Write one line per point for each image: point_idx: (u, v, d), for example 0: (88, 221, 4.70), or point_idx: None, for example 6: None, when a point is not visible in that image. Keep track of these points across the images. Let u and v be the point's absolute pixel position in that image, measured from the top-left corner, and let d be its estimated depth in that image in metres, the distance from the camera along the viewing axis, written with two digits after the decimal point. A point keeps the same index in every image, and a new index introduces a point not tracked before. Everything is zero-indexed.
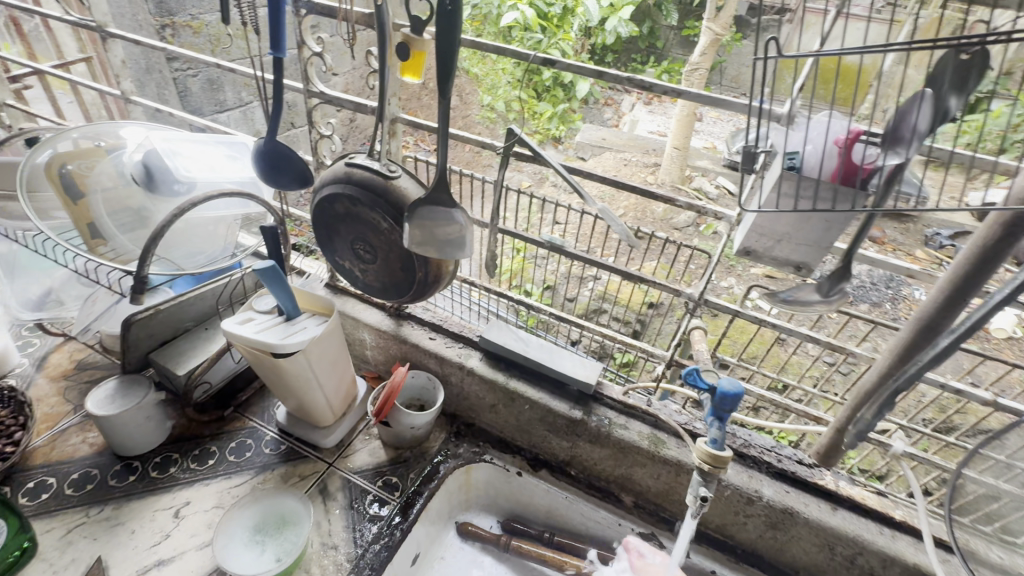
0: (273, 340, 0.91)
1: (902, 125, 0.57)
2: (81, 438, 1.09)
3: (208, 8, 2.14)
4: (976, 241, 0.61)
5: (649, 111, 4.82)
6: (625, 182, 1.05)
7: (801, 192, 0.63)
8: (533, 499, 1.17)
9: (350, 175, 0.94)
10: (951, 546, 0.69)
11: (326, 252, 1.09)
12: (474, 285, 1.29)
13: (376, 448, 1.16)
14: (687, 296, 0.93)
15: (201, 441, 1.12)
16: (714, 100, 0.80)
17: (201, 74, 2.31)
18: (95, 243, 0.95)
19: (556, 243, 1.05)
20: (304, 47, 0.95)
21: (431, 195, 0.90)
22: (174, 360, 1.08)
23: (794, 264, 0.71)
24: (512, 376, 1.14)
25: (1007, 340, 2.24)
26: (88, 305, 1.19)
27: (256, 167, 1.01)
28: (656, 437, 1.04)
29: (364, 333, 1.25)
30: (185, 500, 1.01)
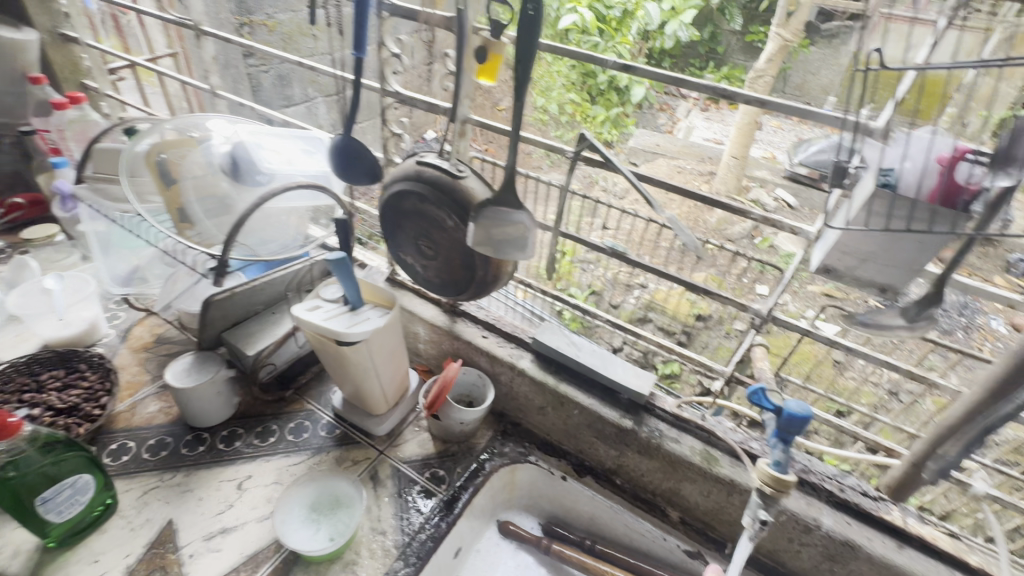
0: (339, 328, 0.95)
1: (1016, 147, 0.54)
2: (158, 407, 1.17)
3: (283, 8, 2.25)
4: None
5: (704, 117, 4.69)
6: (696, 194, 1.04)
7: (894, 211, 0.60)
8: (576, 505, 1.17)
9: (420, 173, 0.97)
10: None
11: (390, 246, 1.13)
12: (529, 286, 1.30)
13: (426, 440, 1.19)
14: (754, 311, 0.86)
15: (264, 419, 1.18)
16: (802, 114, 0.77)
17: (271, 70, 2.47)
18: (183, 226, 1.02)
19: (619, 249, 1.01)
20: (383, 48, 0.99)
21: (497, 196, 0.91)
22: (245, 341, 1.14)
23: (878, 286, 0.68)
24: (562, 380, 1.14)
25: None
26: (170, 284, 1.27)
27: (332, 162, 1.06)
28: (708, 454, 1.02)
29: (419, 327, 1.28)
30: (248, 474, 1.07)
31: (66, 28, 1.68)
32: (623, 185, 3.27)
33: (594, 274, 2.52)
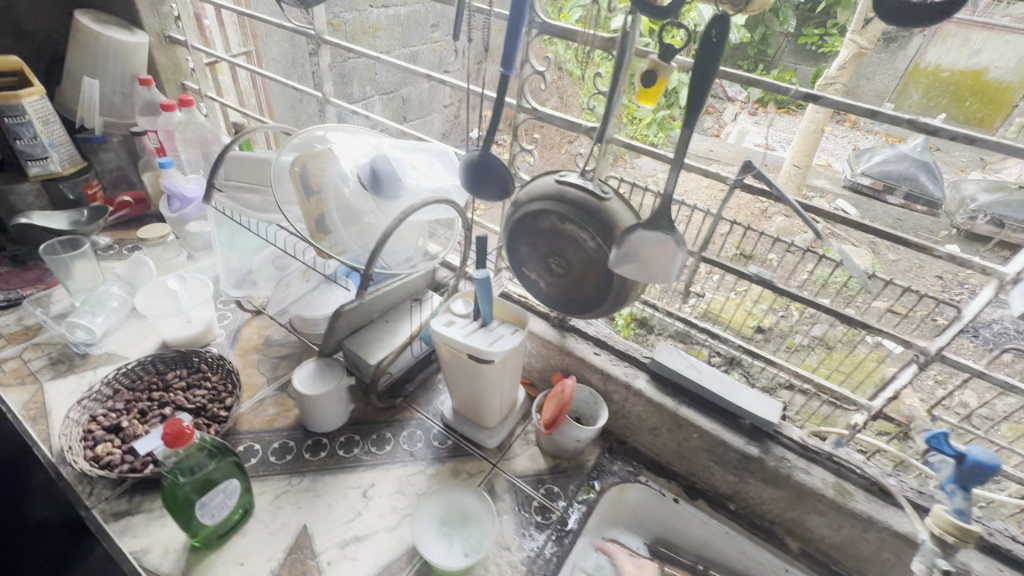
0: (478, 344, 0.96)
1: None
2: (276, 410, 1.20)
3: (349, 7, 2.28)
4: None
5: (755, 122, 4.60)
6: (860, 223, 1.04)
7: None
8: (687, 528, 1.16)
9: (561, 193, 0.97)
10: None
11: (513, 262, 1.13)
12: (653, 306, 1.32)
13: (536, 454, 1.19)
14: (922, 348, 0.84)
15: (378, 426, 1.20)
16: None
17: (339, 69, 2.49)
18: (320, 237, 1.04)
19: (766, 277, 0.98)
20: (528, 66, 0.99)
21: (650, 220, 0.90)
22: (365, 349, 1.16)
23: None
24: (682, 403, 1.12)
25: None
26: (284, 288, 1.30)
27: (465, 177, 1.07)
28: (841, 487, 1.00)
29: (527, 340, 1.29)
30: (370, 482, 1.09)
31: (173, 30, 1.72)
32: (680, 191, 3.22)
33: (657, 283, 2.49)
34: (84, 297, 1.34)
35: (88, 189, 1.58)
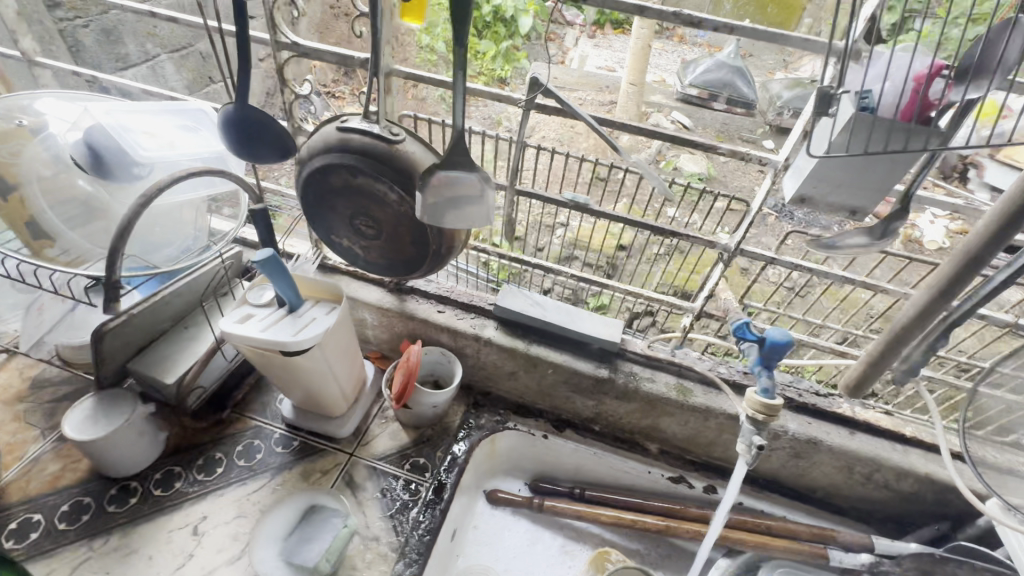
0: (284, 336, 0.82)
1: (988, 57, 0.53)
2: (60, 465, 0.96)
3: None
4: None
5: (593, 45, 4.35)
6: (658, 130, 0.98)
7: (873, 135, 0.60)
8: (560, 458, 1.18)
9: (346, 143, 0.82)
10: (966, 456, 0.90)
11: (319, 230, 0.97)
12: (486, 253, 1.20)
13: (397, 430, 1.11)
14: (724, 246, 0.87)
15: (204, 449, 1.02)
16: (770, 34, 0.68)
17: (94, 22, 1.93)
18: (40, 244, 0.79)
19: (582, 201, 0.93)
20: None
21: (447, 159, 0.79)
22: (160, 368, 0.95)
23: (849, 209, 0.69)
24: (533, 343, 1.10)
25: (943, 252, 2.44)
26: (35, 315, 1.03)
27: (226, 139, 0.87)
28: (683, 387, 1.06)
29: (365, 313, 1.16)
30: (201, 515, 0.93)
31: None
32: (527, 124, 3.15)
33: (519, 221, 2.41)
34: None
35: None
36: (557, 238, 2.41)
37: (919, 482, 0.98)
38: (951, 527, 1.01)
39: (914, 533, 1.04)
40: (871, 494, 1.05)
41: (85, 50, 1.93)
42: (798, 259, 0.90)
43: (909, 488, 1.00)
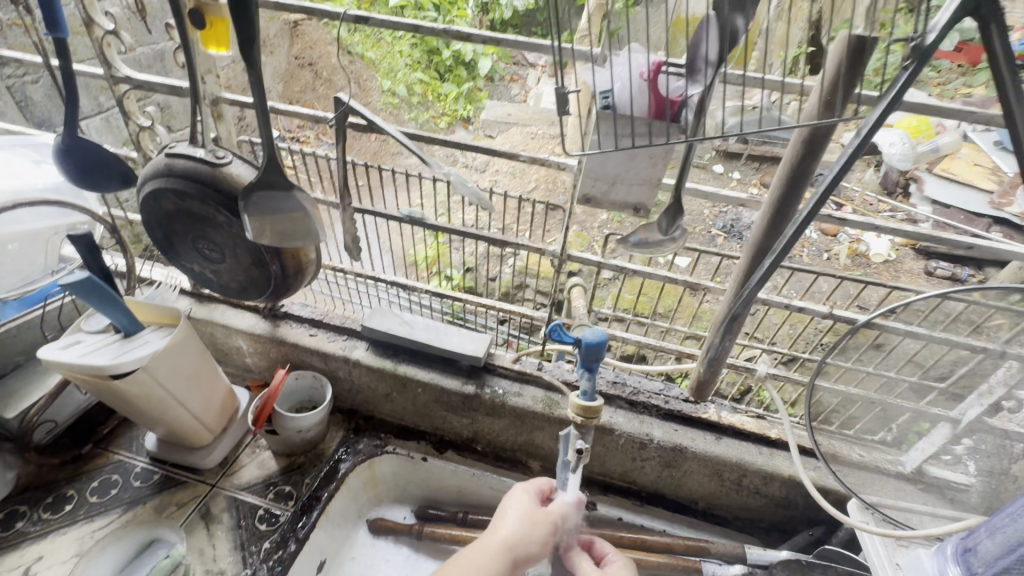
0: (103, 361, 0.81)
1: (696, 56, 0.58)
2: None
3: None
4: (833, 55, 0.57)
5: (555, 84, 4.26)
6: (469, 143, 1.00)
7: (620, 129, 0.63)
8: (442, 481, 1.14)
9: (171, 167, 0.84)
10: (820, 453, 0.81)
11: (171, 258, 0.99)
12: (350, 272, 1.18)
13: (266, 459, 1.09)
14: (552, 253, 1.00)
15: (55, 486, 0.99)
16: (531, 45, 0.79)
17: (43, 79, 1.92)
18: None
19: (417, 215, 1.05)
20: (93, 26, 0.84)
21: (263, 179, 0.81)
22: (4, 403, 0.94)
23: (632, 206, 0.72)
24: (401, 361, 1.09)
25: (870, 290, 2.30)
26: None
27: (62, 169, 0.88)
28: (550, 399, 1.04)
29: (239, 340, 1.16)
30: (37, 556, 0.90)
31: None
32: (482, 159, 3.18)
33: (466, 251, 2.40)
34: None
35: None
36: (505, 266, 2.40)
37: (785, 485, 0.97)
38: (825, 531, 0.99)
39: (792, 540, 1.02)
40: (746, 502, 1.03)
41: (34, 105, 1.93)
42: (624, 262, 0.99)
43: (778, 492, 0.98)
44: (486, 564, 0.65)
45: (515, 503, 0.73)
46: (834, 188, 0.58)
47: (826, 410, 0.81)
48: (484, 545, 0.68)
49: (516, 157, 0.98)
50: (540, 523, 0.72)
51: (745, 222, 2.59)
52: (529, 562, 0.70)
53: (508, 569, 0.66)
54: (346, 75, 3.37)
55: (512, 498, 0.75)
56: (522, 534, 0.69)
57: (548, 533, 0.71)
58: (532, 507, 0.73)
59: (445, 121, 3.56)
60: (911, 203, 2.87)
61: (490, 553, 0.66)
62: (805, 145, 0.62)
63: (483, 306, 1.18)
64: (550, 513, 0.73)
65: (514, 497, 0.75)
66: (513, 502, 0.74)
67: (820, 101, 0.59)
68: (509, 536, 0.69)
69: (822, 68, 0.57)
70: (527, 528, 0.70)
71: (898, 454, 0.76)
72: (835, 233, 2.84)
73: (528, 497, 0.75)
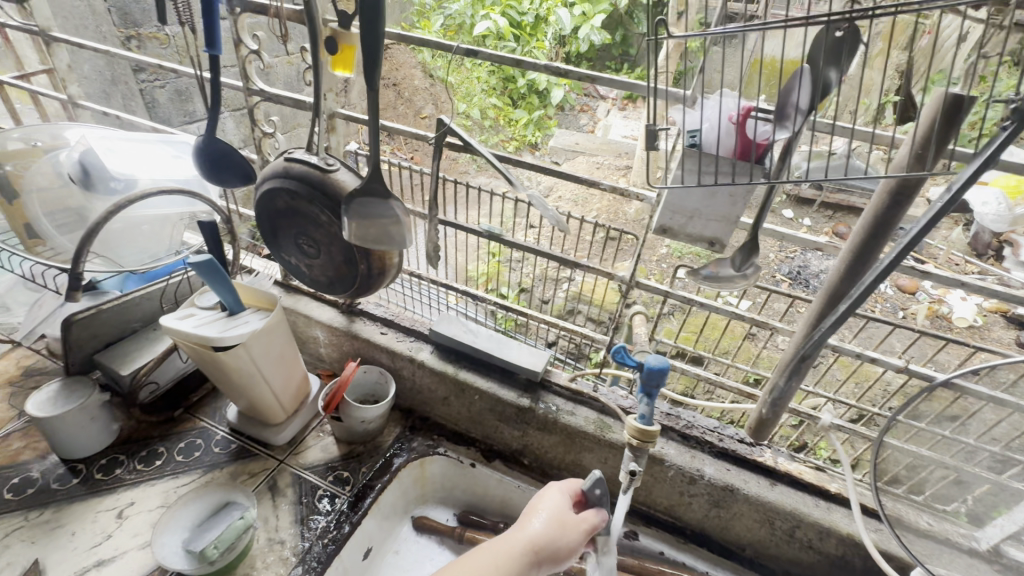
0: (212, 333, 0.91)
1: (787, 103, 0.61)
2: (26, 443, 1.07)
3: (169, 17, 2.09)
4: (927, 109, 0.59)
5: (623, 117, 4.31)
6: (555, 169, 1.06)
7: (704, 166, 0.66)
8: (487, 490, 1.18)
9: (288, 170, 0.96)
10: (883, 516, 0.78)
11: (273, 250, 1.10)
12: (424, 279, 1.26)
13: (329, 443, 1.16)
14: (622, 280, 1.03)
15: (149, 442, 1.11)
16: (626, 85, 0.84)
17: (169, 84, 2.19)
18: (33, 242, 0.96)
19: (495, 231, 1.11)
20: (241, 45, 0.97)
21: (366, 187, 0.91)
22: (119, 361, 1.07)
23: (707, 240, 0.74)
24: (462, 368, 1.15)
25: (956, 355, 2.14)
26: (35, 309, 1.20)
27: (197, 164, 1.02)
28: (602, 422, 1.06)
29: (317, 330, 1.26)
30: (129, 501, 1.01)
31: None
32: (545, 184, 3.26)
33: (523, 272, 2.45)
34: None
35: None
36: (559, 290, 2.43)
37: (843, 543, 0.93)
38: None
39: None
40: (797, 555, 0.99)
41: (159, 106, 2.19)
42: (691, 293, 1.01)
43: (834, 550, 0.95)
44: (510, 559, 0.69)
45: (548, 504, 0.76)
46: (919, 240, 0.58)
47: (894, 469, 0.78)
48: (510, 540, 0.72)
49: (593, 185, 1.03)
50: (570, 527, 0.74)
51: (813, 270, 2.50)
52: (555, 561, 0.73)
53: (531, 566, 0.70)
54: (425, 97, 3.59)
55: (547, 498, 0.77)
56: (549, 537, 0.72)
57: (575, 540, 0.73)
58: (564, 510, 0.75)
59: (513, 146, 3.68)
60: (1004, 267, 2.66)
61: (511, 550, 0.70)
62: (891, 197, 0.63)
63: (546, 324, 1.22)
64: (582, 522, 0.74)
65: (547, 499, 0.77)
66: (544, 502, 0.77)
67: (913, 154, 0.61)
68: (535, 537, 0.72)
69: (915, 122, 0.58)
70: (556, 531, 0.73)
71: (972, 529, 0.70)
72: (913, 291, 2.68)
73: (565, 500, 0.76)
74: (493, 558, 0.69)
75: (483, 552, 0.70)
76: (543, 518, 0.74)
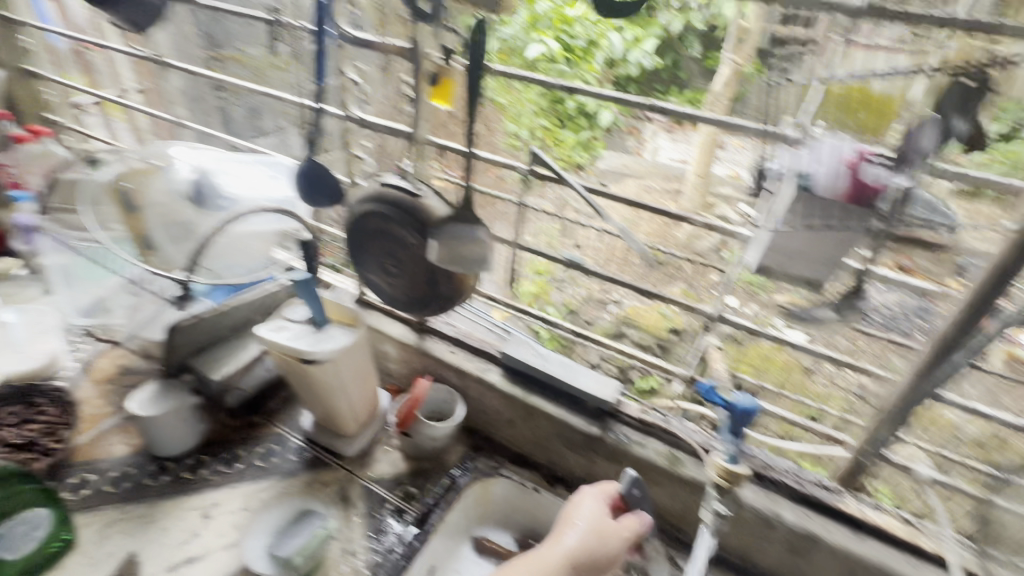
0: (305, 346, 0.96)
1: (911, 149, 0.60)
2: (122, 439, 1.15)
3: None
4: None
5: None
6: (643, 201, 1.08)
7: (812, 210, 0.66)
8: (549, 516, 1.17)
9: (382, 194, 1.00)
10: None
11: (356, 267, 1.15)
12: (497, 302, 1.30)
13: (397, 458, 1.19)
14: (706, 314, 1.01)
15: (231, 445, 1.17)
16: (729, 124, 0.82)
17: None
18: (146, 252, 1.04)
19: (576, 260, 1.13)
20: (343, 76, 1.03)
21: (458, 214, 0.95)
22: (210, 366, 1.13)
23: (808, 281, 0.73)
24: (531, 392, 1.16)
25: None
26: (133, 312, 1.30)
27: (297, 185, 1.09)
28: (674, 456, 1.04)
29: (389, 346, 1.30)
30: (214, 501, 1.06)
31: None
32: None
33: (573, 293, 2.45)
34: None
35: None
36: (608, 313, 2.41)
37: None
38: None
39: None
40: None
41: None
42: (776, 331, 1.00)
43: None
44: (555, 565, 0.80)
45: (586, 514, 0.86)
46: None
47: None
48: (554, 548, 0.82)
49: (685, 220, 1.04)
50: (607, 535, 0.83)
51: None
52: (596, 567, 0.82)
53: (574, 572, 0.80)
54: None
55: (585, 508, 0.87)
56: (588, 545, 0.82)
57: (612, 547, 0.82)
58: (601, 520, 0.85)
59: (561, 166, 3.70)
60: None
61: (555, 558, 0.80)
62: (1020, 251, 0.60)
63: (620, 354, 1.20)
64: (618, 529, 0.84)
65: (586, 510, 0.87)
66: (583, 511, 0.87)
67: None
68: (576, 545, 0.82)
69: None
70: (594, 540, 0.82)
71: None
72: None
73: (600, 510, 0.87)
74: (539, 564, 0.79)
75: (530, 559, 0.81)
76: (581, 526, 0.84)
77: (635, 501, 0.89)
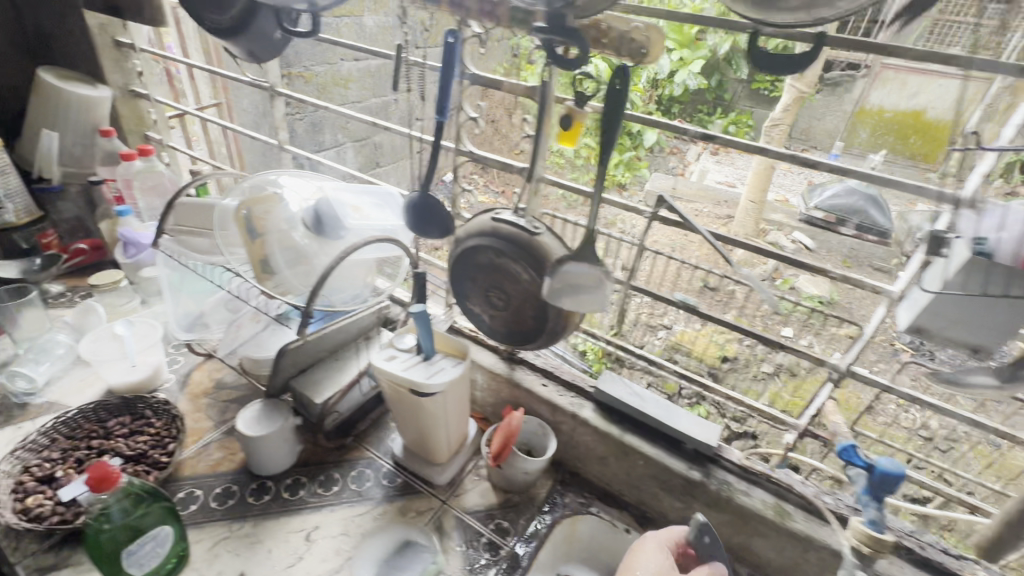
0: (419, 378, 0.98)
1: None
2: (223, 455, 1.18)
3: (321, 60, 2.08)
4: None
5: None
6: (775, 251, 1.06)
7: (987, 277, 0.63)
8: None
9: (496, 229, 1.01)
10: None
11: (458, 297, 1.16)
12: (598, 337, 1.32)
13: (486, 489, 1.19)
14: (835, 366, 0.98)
15: (326, 467, 1.19)
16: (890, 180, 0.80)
17: None
18: (264, 276, 1.08)
19: (690, 303, 1.12)
20: (461, 112, 1.05)
21: (576, 253, 0.95)
22: (313, 389, 1.15)
23: (970, 346, 0.71)
24: (627, 430, 1.14)
25: None
26: (235, 330, 1.33)
27: (406, 216, 1.11)
28: (781, 508, 1.01)
29: (477, 374, 1.31)
30: (314, 524, 1.07)
31: (137, 85, 1.82)
32: None
33: None
34: (28, 344, 1.34)
35: (42, 238, 1.61)
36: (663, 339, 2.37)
37: None
38: None
39: None
40: None
41: None
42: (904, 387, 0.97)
43: None
44: None
45: (647, 565, 0.88)
46: None
47: None
48: None
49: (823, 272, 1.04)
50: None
51: None
52: None
53: None
54: None
55: (646, 559, 0.89)
56: None
57: None
58: (664, 568, 0.87)
59: None
60: None
61: None
62: None
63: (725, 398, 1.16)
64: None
65: (646, 559, 0.89)
66: (645, 562, 0.89)
67: None
68: None
69: None
70: None
71: None
72: None
73: (663, 559, 0.88)
74: None
75: None
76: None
77: (705, 548, 0.88)
